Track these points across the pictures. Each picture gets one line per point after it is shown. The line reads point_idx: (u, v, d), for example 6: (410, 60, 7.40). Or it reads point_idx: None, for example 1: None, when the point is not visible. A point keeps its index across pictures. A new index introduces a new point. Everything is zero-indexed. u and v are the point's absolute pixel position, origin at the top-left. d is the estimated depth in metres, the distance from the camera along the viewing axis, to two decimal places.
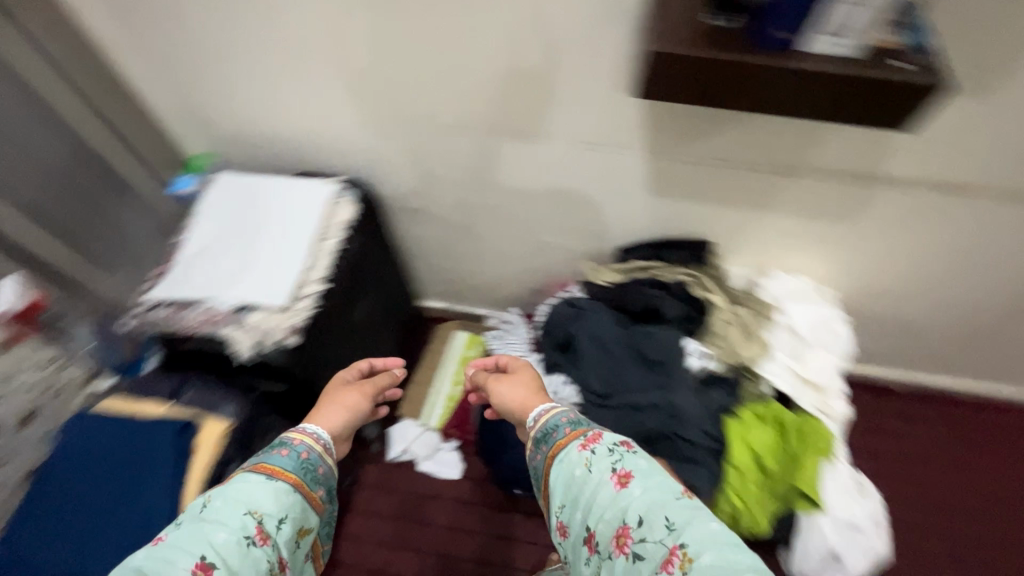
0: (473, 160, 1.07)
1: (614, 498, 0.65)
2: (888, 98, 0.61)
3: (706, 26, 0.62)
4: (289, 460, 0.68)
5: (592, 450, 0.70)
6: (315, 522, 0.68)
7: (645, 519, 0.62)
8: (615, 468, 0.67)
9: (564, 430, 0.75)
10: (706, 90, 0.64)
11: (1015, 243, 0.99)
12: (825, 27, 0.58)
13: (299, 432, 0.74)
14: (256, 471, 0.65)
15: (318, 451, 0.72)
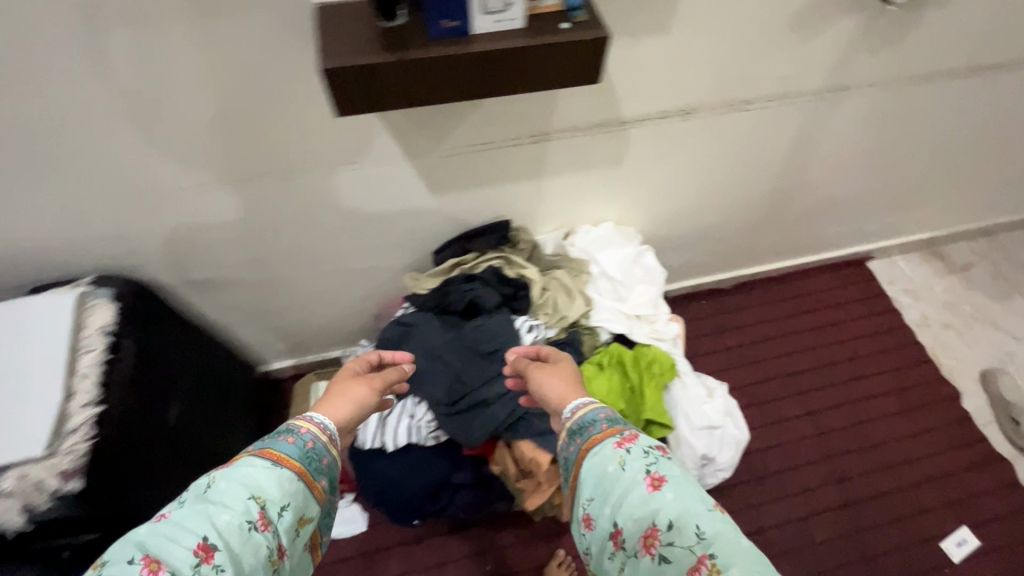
0: (238, 212, 0.98)
1: (645, 503, 0.64)
2: (569, 58, 0.64)
3: (381, 30, 0.61)
4: (296, 449, 0.67)
5: (627, 450, 0.69)
6: (317, 511, 0.67)
7: (675, 524, 0.61)
8: (650, 470, 0.66)
9: (601, 426, 0.73)
10: (402, 94, 0.63)
11: (752, 143, 1.13)
12: (480, 7, 0.59)
13: (306, 419, 0.73)
14: (262, 456, 0.64)
15: (324, 439, 0.71)
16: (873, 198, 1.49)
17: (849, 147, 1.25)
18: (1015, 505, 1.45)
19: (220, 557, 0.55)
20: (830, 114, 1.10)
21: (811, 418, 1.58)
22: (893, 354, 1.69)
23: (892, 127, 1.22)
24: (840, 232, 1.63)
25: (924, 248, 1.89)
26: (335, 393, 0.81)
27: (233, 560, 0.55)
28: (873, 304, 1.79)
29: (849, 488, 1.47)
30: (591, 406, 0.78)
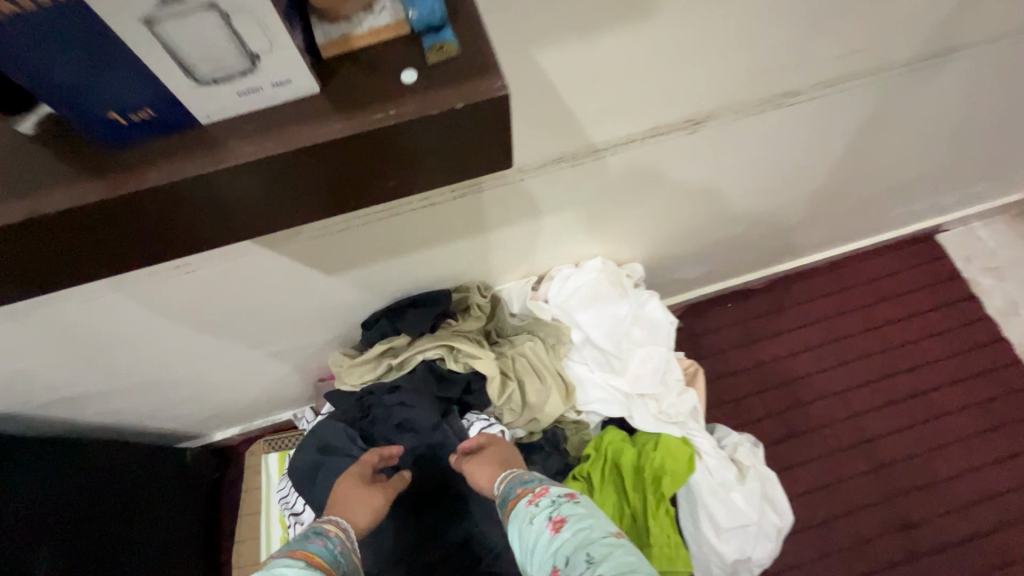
0: (63, 333, 0.71)
1: (546, 548, 0.49)
2: (434, 145, 0.34)
3: (51, 152, 0.34)
4: (326, 552, 0.51)
5: (532, 503, 0.54)
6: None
7: (571, 560, 0.46)
8: (548, 514, 0.52)
9: (510, 489, 0.59)
10: (114, 252, 0.36)
11: (801, 142, 0.76)
12: (189, 66, 0.30)
13: (323, 522, 0.57)
14: (295, 556, 0.48)
15: (353, 550, 0.55)
16: (957, 172, 1.10)
17: (940, 123, 0.87)
18: None
19: None
20: (918, 88, 0.73)
21: (865, 448, 1.29)
22: (968, 356, 1.36)
23: (1008, 84, 0.82)
24: (904, 213, 1.25)
25: (1011, 210, 1.48)
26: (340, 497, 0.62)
27: None
28: (943, 291, 1.42)
29: (916, 538, 1.20)
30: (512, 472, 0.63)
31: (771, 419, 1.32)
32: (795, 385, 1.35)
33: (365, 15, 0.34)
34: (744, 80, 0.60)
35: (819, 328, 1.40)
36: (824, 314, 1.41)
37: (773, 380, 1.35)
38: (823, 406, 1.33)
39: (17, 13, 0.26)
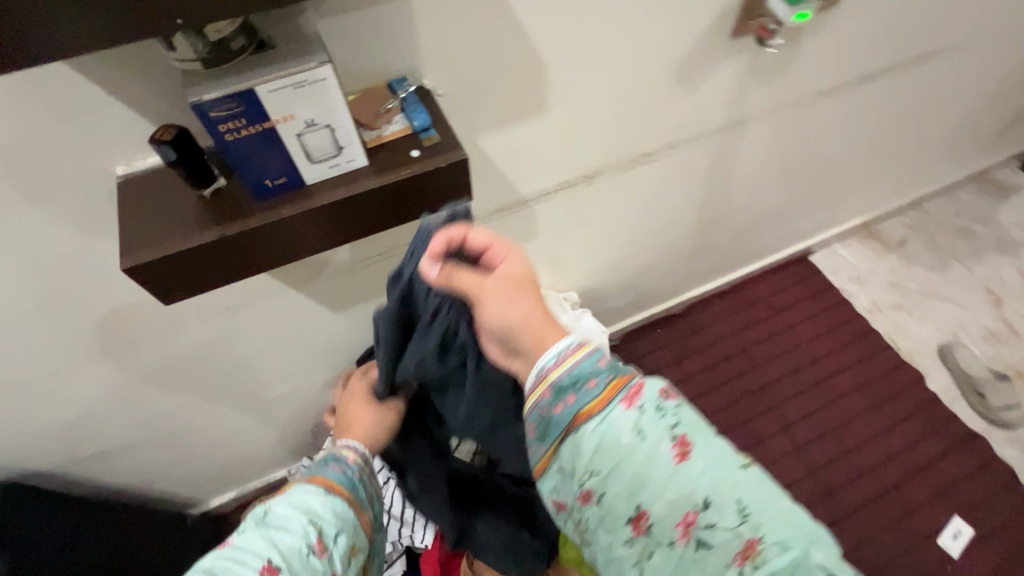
0: (117, 387, 0.86)
1: (678, 481, 0.45)
2: (431, 187, 0.56)
3: (209, 206, 0.52)
4: (345, 478, 0.65)
5: (641, 410, 0.48)
6: (368, 542, 0.64)
7: (714, 500, 0.45)
8: (674, 435, 0.47)
9: (601, 381, 0.48)
10: (236, 269, 0.54)
11: (669, 188, 1.07)
12: (313, 155, 0.51)
13: (340, 449, 0.70)
14: (314, 483, 0.61)
15: (366, 472, 0.69)
16: (800, 204, 1.47)
17: (768, 168, 1.21)
18: (998, 481, 1.45)
19: None
20: (738, 144, 1.06)
21: (786, 432, 1.53)
22: (851, 347, 1.67)
23: (806, 139, 1.17)
24: (774, 239, 1.60)
25: (862, 232, 1.86)
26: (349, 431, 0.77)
27: None
28: (824, 299, 1.75)
29: (838, 502, 1.43)
30: (581, 347, 0.50)
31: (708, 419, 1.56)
32: (722, 389, 1.60)
33: (388, 124, 0.58)
34: (615, 148, 0.89)
35: (733, 339, 1.69)
36: (736, 327, 1.70)
37: (702, 387, 1.61)
38: (747, 402, 1.58)
39: (237, 136, 0.46)
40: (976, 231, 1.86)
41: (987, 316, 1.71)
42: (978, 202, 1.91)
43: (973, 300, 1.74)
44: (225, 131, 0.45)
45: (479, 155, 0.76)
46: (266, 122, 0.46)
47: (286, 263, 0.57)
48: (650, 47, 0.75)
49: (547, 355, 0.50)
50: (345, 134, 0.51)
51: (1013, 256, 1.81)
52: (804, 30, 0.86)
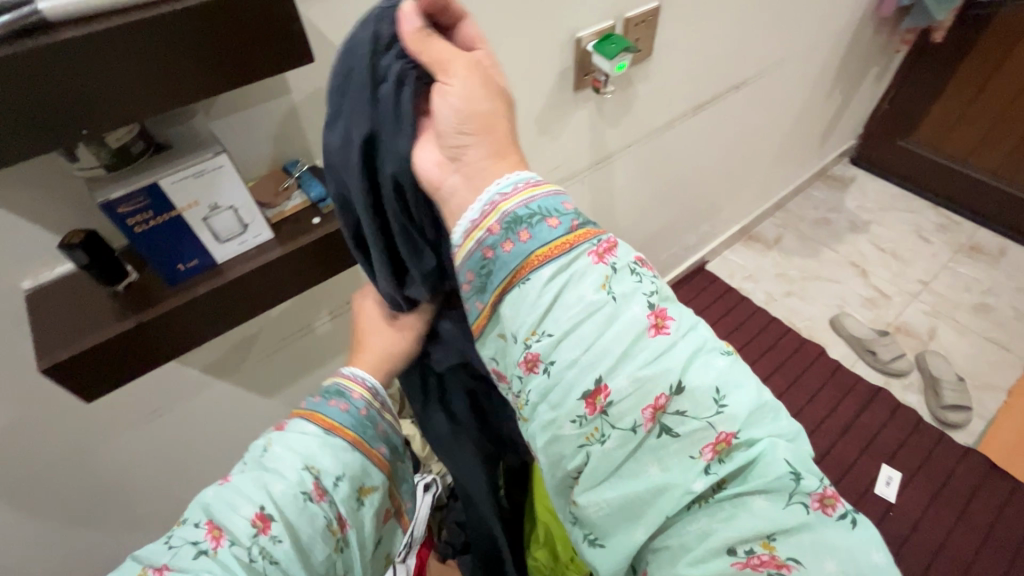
0: (31, 529, 0.80)
1: (655, 356, 0.42)
2: (336, 246, 0.64)
3: (123, 299, 0.57)
4: (348, 418, 0.61)
5: (614, 268, 0.44)
6: (381, 479, 0.62)
7: (688, 385, 0.42)
8: (652, 305, 0.44)
9: (568, 225, 0.45)
10: (156, 353, 0.58)
11: None
12: (219, 236, 0.57)
13: (345, 377, 0.65)
14: (312, 423, 0.59)
15: (376, 406, 0.65)
16: (680, 221, 1.66)
17: (642, 194, 1.38)
18: (908, 423, 1.63)
19: (277, 526, 0.53)
20: (608, 177, 1.22)
21: None
22: (761, 336, 1.84)
23: (666, 165, 1.37)
24: (670, 255, 1.79)
25: (743, 236, 2.10)
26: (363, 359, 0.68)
27: (291, 533, 0.53)
28: (727, 299, 1.94)
29: None
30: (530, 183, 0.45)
31: None
32: None
33: (288, 200, 0.65)
34: None
35: None
36: None
37: None
38: None
39: (145, 228, 0.52)
40: (831, 219, 2.17)
41: (859, 286, 1.97)
42: (826, 195, 2.25)
43: (845, 275, 2.00)
44: (134, 225, 0.51)
45: None
46: (173, 211, 0.52)
47: (207, 341, 0.61)
48: None
49: (499, 182, 0.45)
50: (247, 212, 0.58)
51: (865, 233, 2.12)
52: (631, 79, 1.05)
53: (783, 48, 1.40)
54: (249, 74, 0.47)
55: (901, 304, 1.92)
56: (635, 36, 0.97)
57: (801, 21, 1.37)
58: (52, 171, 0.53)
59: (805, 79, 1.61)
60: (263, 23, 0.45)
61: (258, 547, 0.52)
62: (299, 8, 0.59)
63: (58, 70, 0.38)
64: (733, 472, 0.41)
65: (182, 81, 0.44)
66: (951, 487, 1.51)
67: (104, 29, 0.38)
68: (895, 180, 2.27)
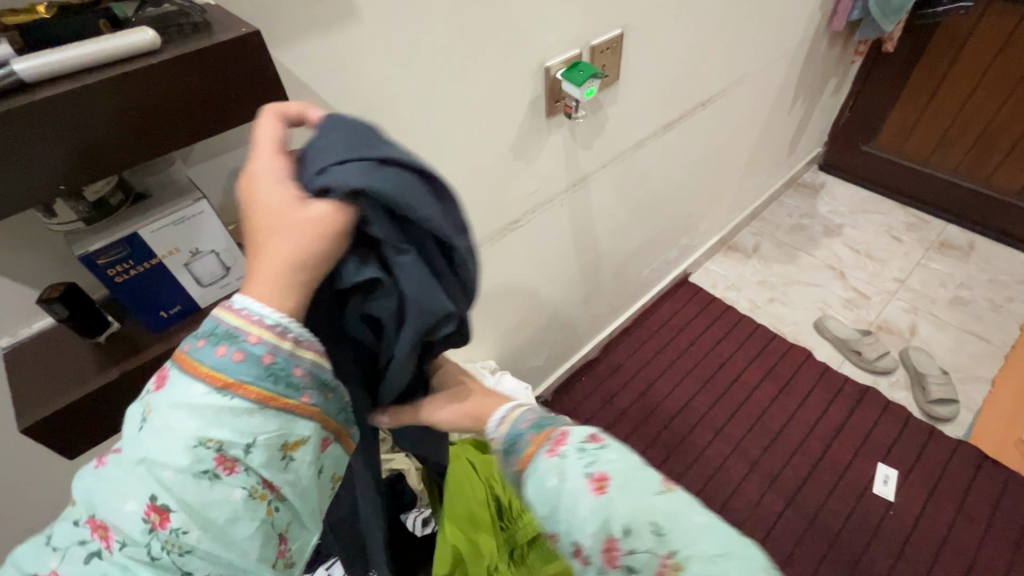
0: None
1: (597, 513, 0.47)
2: None
3: (104, 350, 0.56)
4: (246, 370, 0.42)
5: (560, 454, 0.51)
6: (315, 425, 0.46)
7: (632, 525, 0.45)
8: (589, 471, 0.49)
9: (527, 438, 0.56)
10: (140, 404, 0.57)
11: (542, 246, 1.22)
12: (200, 280, 0.57)
13: (228, 312, 0.43)
14: (195, 381, 0.42)
15: (291, 344, 0.44)
16: (660, 235, 1.70)
17: (620, 213, 1.41)
18: (899, 420, 1.65)
19: (180, 517, 0.41)
20: (586, 198, 1.25)
21: (721, 437, 1.63)
22: (748, 343, 1.85)
23: (641, 183, 1.40)
24: (653, 269, 1.82)
25: (722, 246, 2.15)
26: (258, 262, 0.44)
27: (198, 522, 0.41)
28: (712, 308, 1.96)
29: (784, 486, 1.53)
30: (520, 408, 0.61)
31: (651, 444, 1.62)
32: (655, 413, 1.69)
33: None
34: (482, 221, 1.03)
35: (649, 366, 1.80)
36: (648, 354, 1.83)
37: (637, 417, 1.68)
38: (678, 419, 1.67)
39: (125, 278, 0.51)
40: (805, 224, 2.23)
41: (839, 287, 2.01)
42: (799, 202, 2.31)
43: (824, 278, 2.05)
44: (114, 275, 0.51)
45: None
46: (153, 258, 0.52)
47: None
48: (484, 137, 0.91)
49: (493, 422, 0.60)
50: (228, 255, 0.58)
51: (840, 236, 2.18)
52: (601, 102, 1.08)
53: (744, 65, 1.45)
54: (229, 121, 0.48)
55: (881, 302, 1.96)
56: (602, 62, 1.00)
57: (759, 39, 1.43)
58: (29, 226, 0.53)
59: (768, 92, 1.67)
60: (240, 71, 0.46)
61: (159, 544, 0.41)
62: (270, 53, 0.60)
63: (37, 132, 0.39)
64: None
65: (158, 130, 0.44)
66: (946, 482, 1.52)
67: (80, 87, 0.39)
68: (863, 183, 2.35)
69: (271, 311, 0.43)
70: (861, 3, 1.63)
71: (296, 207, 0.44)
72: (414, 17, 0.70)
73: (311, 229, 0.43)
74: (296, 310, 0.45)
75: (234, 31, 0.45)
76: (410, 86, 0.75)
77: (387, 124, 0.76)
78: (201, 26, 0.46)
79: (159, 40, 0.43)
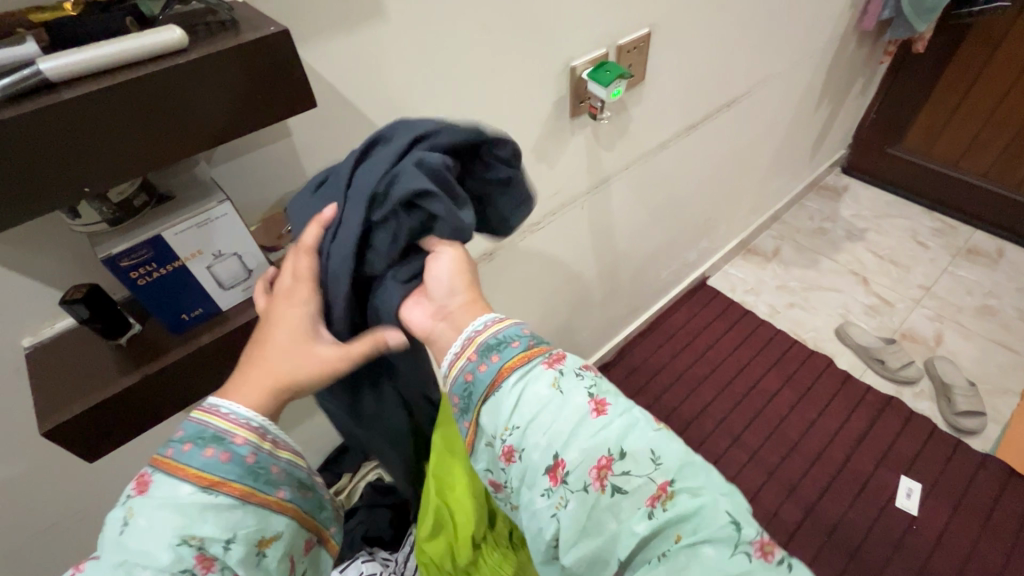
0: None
1: (593, 432, 0.46)
2: None
3: (126, 350, 0.56)
4: (230, 470, 0.48)
5: (561, 370, 0.49)
6: (289, 521, 0.51)
7: (629, 449, 0.45)
8: (592, 393, 0.48)
9: (524, 341, 0.51)
10: (160, 406, 0.56)
11: (560, 249, 1.20)
12: (223, 283, 0.57)
13: (216, 416, 0.50)
14: (181, 484, 0.46)
15: (269, 444, 0.51)
16: (679, 238, 1.66)
17: (640, 216, 1.39)
18: (923, 431, 1.61)
19: None
20: (607, 201, 1.22)
21: (738, 444, 1.60)
22: (767, 349, 1.82)
23: (663, 185, 1.37)
24: (670, 272, 1.79)
25: (741, 250, 2.10)
26: (256, 371, 0.53)
27: None
28: (730, 312, 1.93)
29: (802, 496, 1.50)
30: (512, 321, 0.54)
31: None
32: (671, 418, 1.66)
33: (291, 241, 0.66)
34: None
35: (665, 370, 1.77)
36: (664, 357, 1.81)
37: None
38: (694, 424, 1.64)
39: (148, 280, 0.51)
40: (827, 228, 2.18)
41: (861, 293, 1.97)
42: (821, 205, 2.26)
43: (846, 284, 2.00)
44: (137, 277, 0.50)
45: None
46: (176, 261, 0.51)
47: (212, 388, 0.60)
48: (506, 137, 0.89)
49: (476, 324, 0.53)
50: (251, 258, 0.57)
51: (862, 241, 2.13)
52: (626, 103, 1.06)
53: (771, 65, 1.42)
54: (254, 120, 0.47)
55: (905, 310, 1.91)
56: (628, 62, 0.98)
57: (787, 38, 1.40)
58: (54, 225, 0.52)
59: (793, 93, 1.63)
60: (266, 71, 0.45)
61: None
62: (297, 51, 0.59)
63: (62, 134, 0.38)
64: (675, 522, 0.43)
65: (182, 132, 0.43)
66: (972, 496, 1.48)
67: (108, 87, 0.38)
68: (887, 187, 2.29)
69: (254, 415, 0.51)
70: (893, 2, 1.58)
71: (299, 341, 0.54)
72: (440, 15, 0.69)
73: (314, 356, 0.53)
74: (270, 413, 0.53)
75: (262, 30, 0.44)
76: (434, 86, 0.74)
77: None
78: (229, 24, 0.45)
79: (186, 39, 0.42)
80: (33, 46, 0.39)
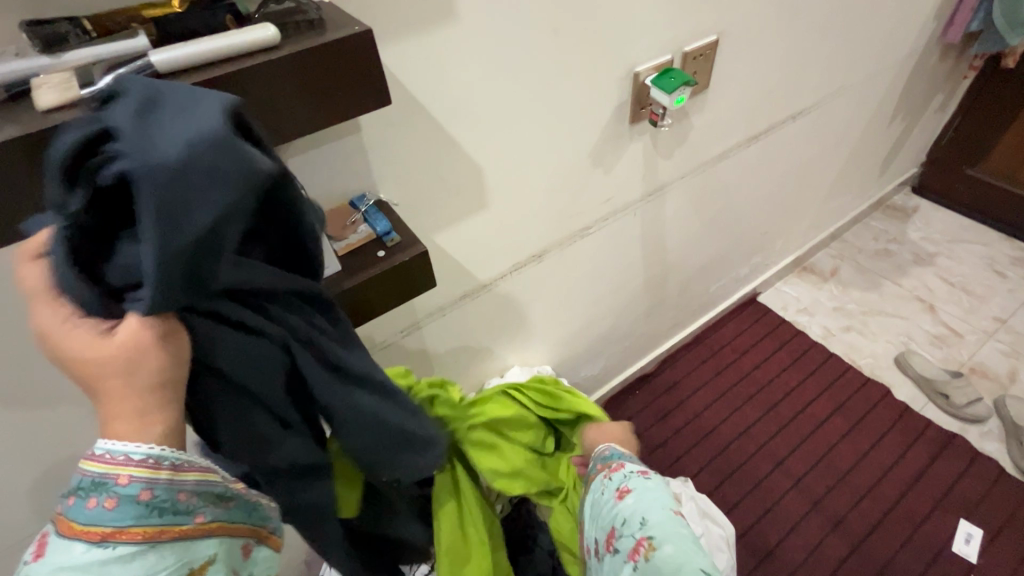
0: None
1: (612, 510, 0.78)
2: (397, 277, 0.66)
3: None
4: (125, 515, 0.38)
5: (611, 476, 0.83)
6: (219, 542, 0.43)
7: (627, 519, 0.75)
8: (619, 486, 0.80)
9: (597, 467, 0.88)
10: None
11: (609, 256, 1.19)
12: None
13: (88, 459, 0.38)
14: (70, 543, 0.38)
15: (169, 472, 0.40)
16: (732, 251, 1.61)
17: (694, 228, 1.36)
18: (988, 476, 1.49)
19: None
20: (660, 209, 1.20)
21: (781, 469, 1.54)
22: (819, 373, 1.74)
23: (719, 197, 1.34)
24: (721, 286, 1.74)
25: (797, 267, 2.02)
26: (113, 404, 0.38)
27: None
28: (781, 332, 1.85)
29: (848, 530, 1.42)
30: (606, 447, 0.93)
31: (706, 468, 1.55)
32: (711, 437, 1.61)
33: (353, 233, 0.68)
34: (553, 227, 1.01)
35: (707, 387, 1.72)
36: (707, 373, 1.75)
37: (692, 439, 1.61)
38: (734, 445, 1.59)
39: None
40: (893, 250, 2.06)
41: (927, 322, 1.85)
42: (887, 225, 2.14)
43: (911, 310, 1.88)
44: None
45: (435, 248, 0.86)
46: None
47: None
48: (565, 141, 0.89)
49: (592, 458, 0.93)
50: None
51: (932, 266, 2.00)
52: (687, 112, 1.04)
53: (843, 78, 1.36)
54: (331, 116, 0.49)
55: (976, 343, 1.78)
56: (693, 68, 0.96)
57: (864, 48, 1.33)
58: None
59: (865, 106, 1.55)
60: (347, 67, 0.47)
61: None
62: (378, 50, 0.61)
63: None
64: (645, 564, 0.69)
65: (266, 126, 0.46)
66: None
67: (207, 80, 0.41)
68: (964, 212, 2.14)
69: (138, 445, 0.38)
70: (982, 14, 1.46)
71: (109, 351, 0.37)
72: (512, 19, 0.70)
73: (145, 339, 0.37)
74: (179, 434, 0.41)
75: (347, 29, 0.46)
76: (499, 89, 0.75)
77: (474, 125, 0.76)
78: (316, 24, 0.47)
79: (278, 36, 0.44)
80: (145, 40, 0.42)
